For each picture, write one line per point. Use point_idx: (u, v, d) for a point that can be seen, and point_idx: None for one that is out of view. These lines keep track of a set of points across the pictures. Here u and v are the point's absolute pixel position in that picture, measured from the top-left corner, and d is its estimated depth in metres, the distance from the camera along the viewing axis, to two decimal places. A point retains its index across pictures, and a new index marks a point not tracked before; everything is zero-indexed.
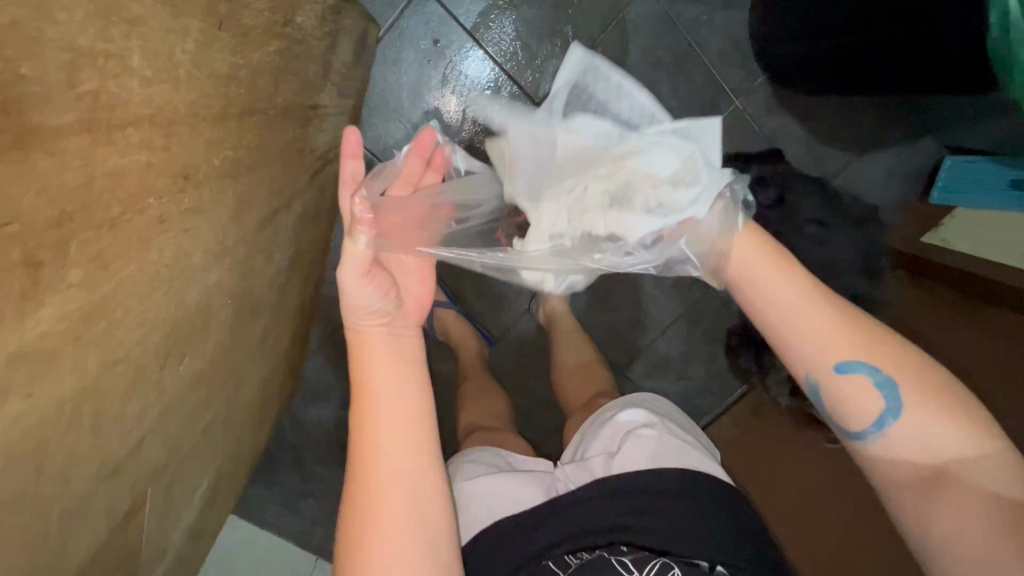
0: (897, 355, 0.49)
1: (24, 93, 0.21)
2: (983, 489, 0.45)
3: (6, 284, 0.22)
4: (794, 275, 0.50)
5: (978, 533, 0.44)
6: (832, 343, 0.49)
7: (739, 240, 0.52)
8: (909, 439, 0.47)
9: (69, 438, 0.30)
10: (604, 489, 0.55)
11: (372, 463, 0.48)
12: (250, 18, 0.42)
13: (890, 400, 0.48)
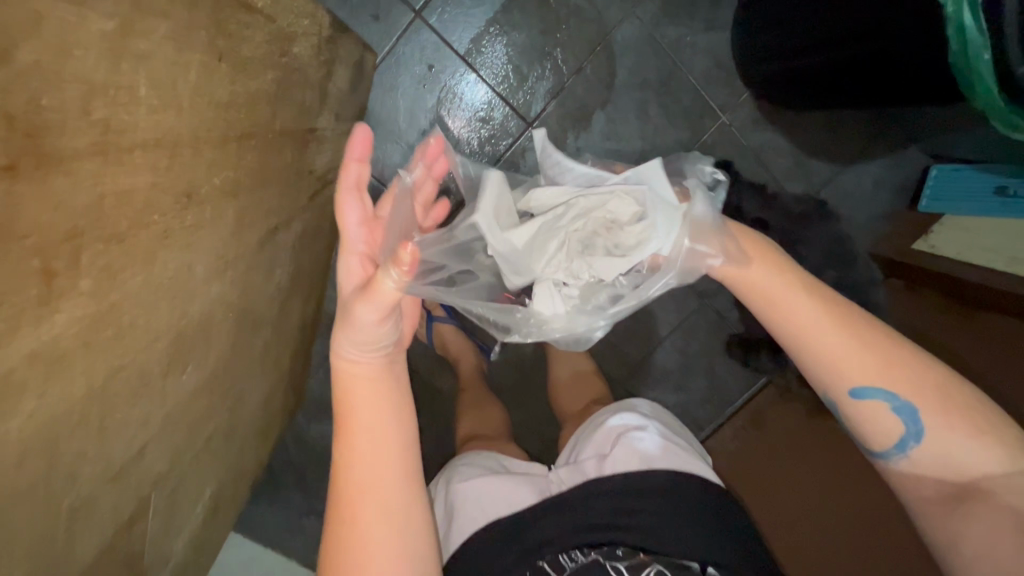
0: (925, 380, 0.50)
1: (45, 121, 0.24)
2: (1010, 505, 0.48)
3: (25, 290, 0.25)
4: (818, 300, 0.52)
5: (1010, 549, 0.47)
6: (859, 370, 0.50)
7: (765, 270, 0.53)
8: (932, 460, 0.50)
9: (80, 437, 0.32)
10: (601, 491, 0.56)
11: (362, 492, 0.49)
12: (249, 50, 0.46)
13: (912, 425, 0.50)
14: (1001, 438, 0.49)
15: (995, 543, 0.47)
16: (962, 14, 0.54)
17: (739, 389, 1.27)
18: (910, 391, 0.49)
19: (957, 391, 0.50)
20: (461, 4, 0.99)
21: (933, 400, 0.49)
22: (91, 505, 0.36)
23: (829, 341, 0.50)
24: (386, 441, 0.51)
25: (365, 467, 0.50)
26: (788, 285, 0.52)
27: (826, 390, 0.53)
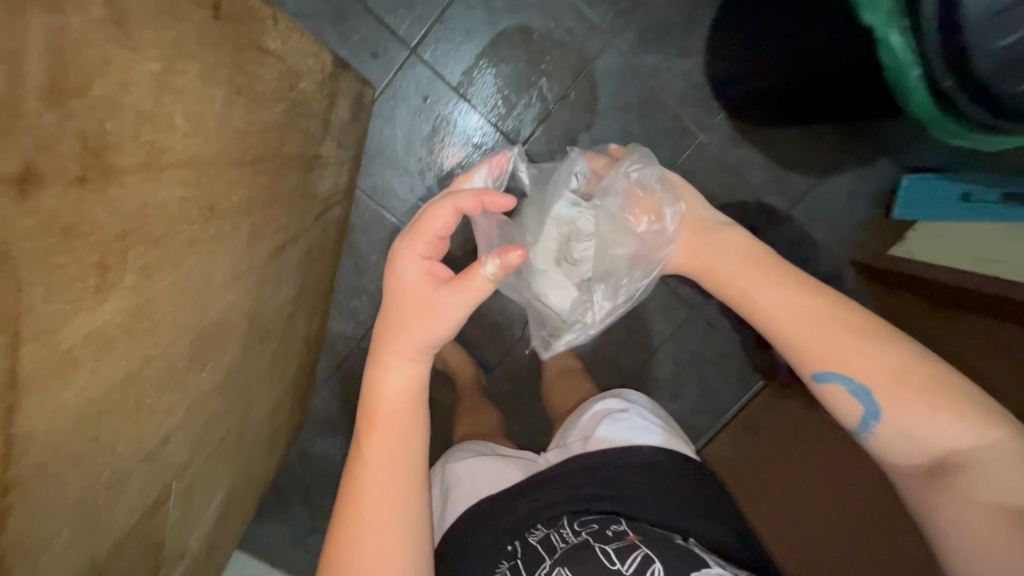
0: (889, 357, 0.52)
1: (108, 143, 0.30)
2: (985, 480, 0.49)
3: (86, 280, 0.30)
4: (791, 289, 0.57)
5: (983, 522, 0.48)
6: (821, 354, 0.54)
7: (738, 273, 0.61)
8: (899, 436, 0.52)
9: (118, 415, 0.37)
10: (582, 468, 0.60)
11: (380, 499, 0.48)
12: (261, 85, 0.52)
13: (870, 405, 0.53)
14: (971, 416, 0.49)
15: (963, 514, 0.49)
16: (891, 37, 0.61)
17: (733, 395, 1.30)
18: (867, 375, 0.52)
19: (918, 369, 0.51)
20: (452, 40, 1.07)
21: (887, 381, 0.52)
22: (124, 481, 0.41)
23: (786, 325, 0.56)
24: (405, 459, 0.49)
25: (380, 480, 0.48)
26: (769, 281, 0.58)
27: (797, 369, 0.57)
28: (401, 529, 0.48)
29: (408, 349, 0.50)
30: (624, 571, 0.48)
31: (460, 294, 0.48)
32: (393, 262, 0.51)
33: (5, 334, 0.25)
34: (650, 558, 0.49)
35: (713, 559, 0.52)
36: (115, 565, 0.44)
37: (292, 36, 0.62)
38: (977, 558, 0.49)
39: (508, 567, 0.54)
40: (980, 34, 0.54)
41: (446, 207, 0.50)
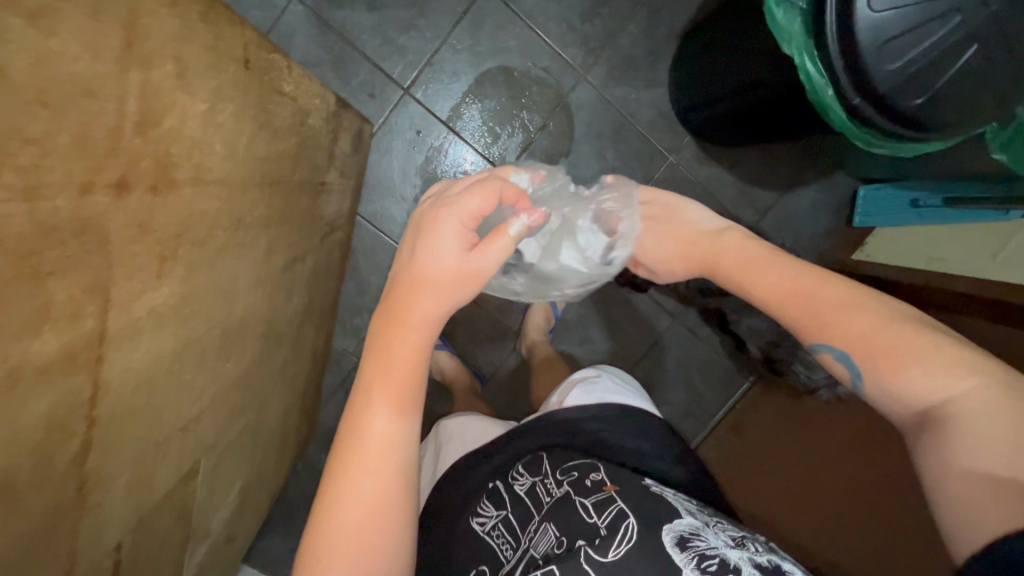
0: (870, 323, 0.57)
1: (173, 162, 0.40)
2: (960, 432, 0.48)
3: (152, 266, 0.40)
4: (777, 272, 0.66)
5: (955, 474, 0.47)
6: (808, 325, 0.61)
7: (738, 256, 0.72)
8: (881, 394, 0.55)
9: (166, 384, 0.46)
10: (555, 420, 0.74)
11: (388, 441, 0.52)
12: (278, 121, 0.63)
13: (850, 368, 0.58)
14: (935, 365, 0.51)
15: (940, 467, 0.48)
16: (805, 63, 0.71)
17: (718, 401, 1.36)
18: (842, 341, 0.58)
19: (896, 331, 0.55)
20: (441, 81, 1.20)
21: (861, 343, 0.57)
22: (166, 445, 0.49)
23: (773, 304, 0.65)
24: (409, 409, 0.53)
25: (388, 433, 0.52)
26: (766, 262, 0.68)
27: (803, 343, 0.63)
28: (398, 480, 0.52)
29: (430, 313, 0.54)
30: (599, 522, 0.56)
31: (492, 261, 0.54)
32: (436, 225, 0.54)
33: (99, 299, 0.34)
34: (624, 511, 0.56)
35: (682, 508, 0.60)
36: (156, 522, 0.51)
37: (302, 81, 0.74)
38: (953, 511, 0.47)
39: (502, 517, 0.64)
40: (872, 59, 0.65)
41: (493, 191, 0.55)
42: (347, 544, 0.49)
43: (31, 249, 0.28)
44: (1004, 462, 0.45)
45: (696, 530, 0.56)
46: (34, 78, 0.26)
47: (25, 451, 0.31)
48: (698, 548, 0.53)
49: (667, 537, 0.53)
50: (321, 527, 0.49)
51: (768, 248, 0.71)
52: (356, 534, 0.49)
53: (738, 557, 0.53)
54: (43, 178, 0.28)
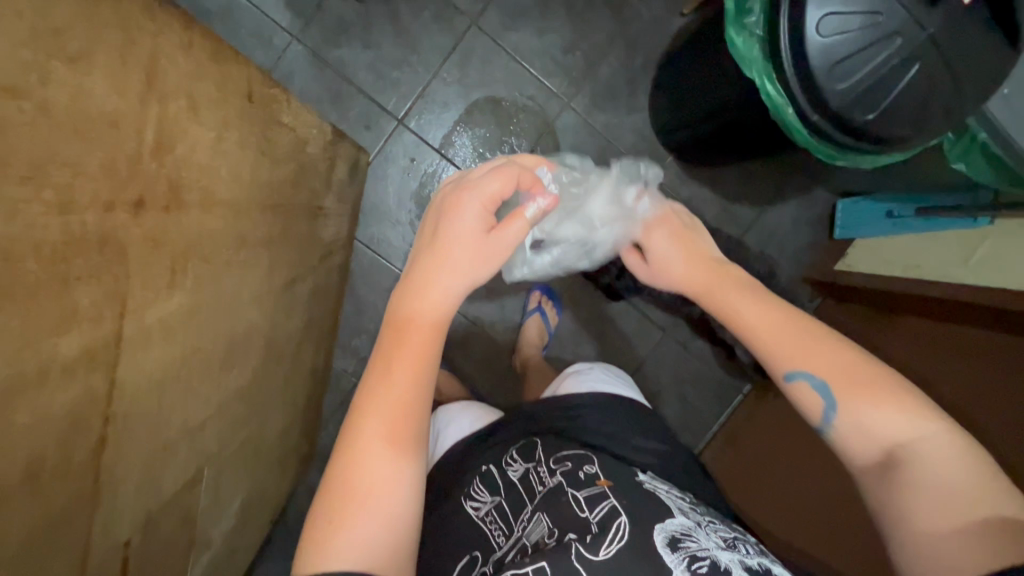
0: (844, 361, 0.55)
1: (184, 185, 0.45)
2: (930, 472, 0.49)
3: (163, 277, 0.44)
4: (767, 302, 0.60)
5: (923, 510, 0.48)
6: (793, 353, 0.56)
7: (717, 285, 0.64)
8: (853, 429, 0.53)
9: (173, 389, 0.50)
10: (556, 407, 0.78)
11: (392, 422, 0.52)
12: (278, 150, 0.68)
13: (827, 399, 0.54)
14: (913, 407, 0.51)
15: (909, 504, 0.49)
16: (767, 85, 0.77)
17: (713, 413, 1.38)
18: (827, 371, 0.54)
19: (869, 370, 0.54)
20: (433, 111, 1.26)
21: (839, 374, 0.54)
22: (174, 448, 0.53)
23: (763, 329, 0.58)
24: (410, 390, 0.53)
25: (402, 405, 0.53)
26: (746, 290, 0.62)
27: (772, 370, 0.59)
28: (409, 449, 0.53)
29: (447, 290, 0.56)
30: (591, 518, 0.56)
31: (507, 239, 0.57)
32: (456, 208, 0.57)
33: (117, 305, 0.38)
34: (616, 509, 0.56)
35: (674, 506, 0.61)
36: (162, 524, 0.54)
37: (300, 114, 0.80)
38: (917, 547, 0.48)
39: (497, 504, 0.67)
40: (826, 80, 0.71)
41: (511, 175, 0.58)
42: (357, 510, 0.49)
43: (61, 257, 0.32)
44: (963, 500, 0.47)
45: (688, 530, 0.56)
46: (71, 112, 0.31)
47: (51, 441, 0.35)
48: (689, 549, 0.53)
49: (659, 537, 0.53)
50: (328, 505, 0.50)
51: (741, 277, 0.65)
52: (367, 500, 0.50)
53: (730, 558, 0.53)
54: (75, 196, 0.32)
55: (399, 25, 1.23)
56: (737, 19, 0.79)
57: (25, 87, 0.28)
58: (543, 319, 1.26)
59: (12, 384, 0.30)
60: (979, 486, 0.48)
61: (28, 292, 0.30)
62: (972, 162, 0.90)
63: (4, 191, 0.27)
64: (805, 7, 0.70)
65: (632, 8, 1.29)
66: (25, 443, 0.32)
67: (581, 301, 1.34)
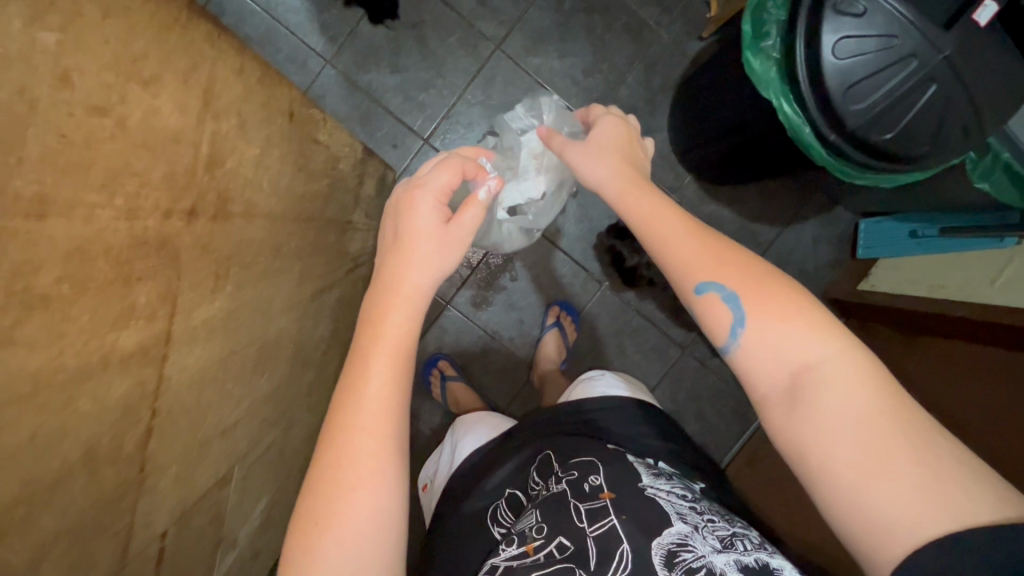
0: (751, 276, 0.51)
1: (230, 196, 0.48)
2: (840, 397, 0.45)
3: (208, 279, 0.47)
4: (694, 230, 0.55)
5: (846, 453, 0.44)
6: (701, 266, 0.52)
7: (638, 206, 0.57)
8: (760, 347, 0.50)
9: (212, 388, 0.53)
10: (569, 410, 0.80)
11: (366, 421, 0.50)
12: (314, 167, 0.73)
13: (735, 311, 0.50)
14: (816, 320, 0.49)
15: (829, 438, 0.45)
16: (783, 105, 0.79)
17: (733, 433, 1.36)
18: (735, 281, 0.51)
19: (777, 283, 0.51)
20: (457, 131, 1.31)
21: (751, 287, 0.51)
22: (209, 445, 0.55)
23: (674, 241, 0.54)
24: (389, 389, 0.51)
25: (384, 393, 0.51)
26: (659, 205, 0.57)
27: (677, 289, 0.55)
28: (396, 438, 0.51)
29: (420, 277, 0.56)
30: (589, 531, 0.56)
31: (468, 219, 0.60)
32: (413, 202, 0.59)
33: (169, 306, 0.41)
34: (617, 532, 0.54)
35: (672, 510, 0.58)
36: (195, 517, 0.57)
37: (334, 132, 0.84)
38: (840, 499, 0.44)
39: None
40: (843, 101, 0.73)
41: (454, 167, 0.60)
42: (345, 502, 0.48)
43: (127, 258, 0.35)
44: (879, 436, 0.43)
45: (684, 539, 0.54)
46: (142, 127, 0.35)
47: (106, 430, 0.37)
48: (685, 562, 0.51)
49: (656, 556, 0.52)
50: (310, 499, 0.49)
51: (637, 183, 0.60)
52: (354, 489, 0.48)
53: (726, 562, 0.52)
54: (141, 203, 0.36)
55: (426, 50, 1.29)
56: (754, 43, 0.81)
57: (110, 105, 0.32)
58: (561, 333, 1.27)
59: (79, 372, 0.33)
60: (890, 420, 0.44)
61: (98, 288, 0.33)
62: (995, 180, 0.89)
63: (84, 197, 0.30)
64: (820, 32, 0.72)
65: (651, 33, 1.33)
66: (83, 429, 0.35)
67: (599, 317, 1.35)
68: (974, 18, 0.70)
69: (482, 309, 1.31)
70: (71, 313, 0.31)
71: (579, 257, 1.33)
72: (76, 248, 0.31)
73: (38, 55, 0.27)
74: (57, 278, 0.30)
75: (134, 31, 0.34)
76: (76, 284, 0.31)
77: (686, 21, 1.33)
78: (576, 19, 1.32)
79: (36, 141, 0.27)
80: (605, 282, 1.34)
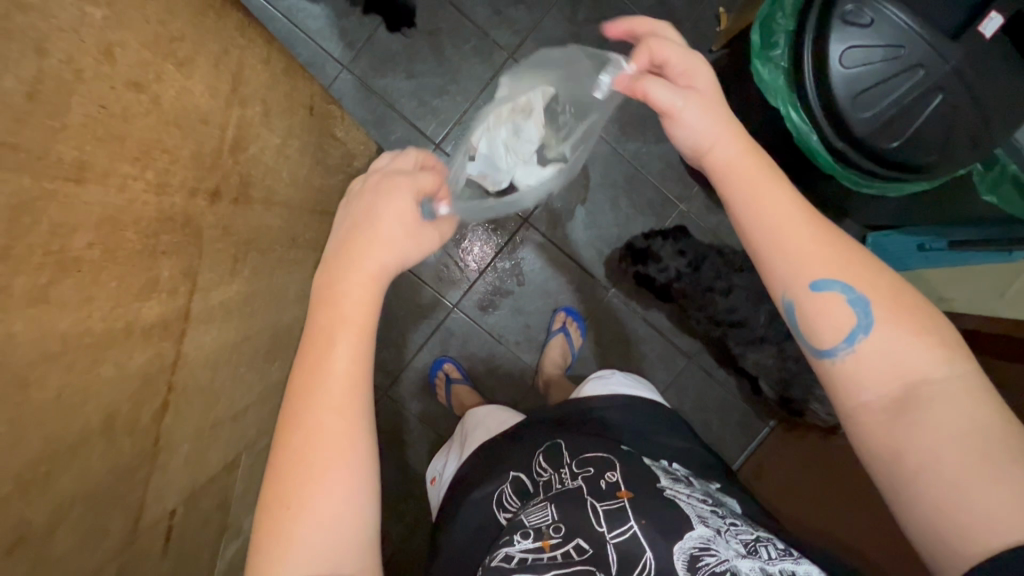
0: (878, 279, 0.45)
1: (250, 182, 0.50)
2: (959, 412, 0.40)
3: (226, 260, 0.48)
4: (816, 221, 0.47)
5: (954, 466, 0.39)
6: (817, 258, 0.46)
7: (750, 177, 0.49)
8: (879, 354, 0.43)
9: (226, 371, 0.54)
10: (575, 411, 0.80)
11: (325, 409, 0.45)
12: (330, 162, 0.74)
13: (862, 315, 0.44)
14: (944, 339, 0.44)
15: (937, 449, 0.40)
16: (790, 113, 0.80)
17: (739, 445, 1.35)
18: (866, 285, 0.45)
19: (909, 295, 0.45)
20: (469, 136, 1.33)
21: (883, 294, 0.45)
22: (220, 428, 0.56)
23: (793, 228, 0.46)
24: (355, 375, 0.47)
25: (348, 376, 0.46)
26: (774, 180, 0.49)
27: (772, 281, 0.48)
28: (361, 413, 0.47)
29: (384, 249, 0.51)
30: (607, 535, 0.54)
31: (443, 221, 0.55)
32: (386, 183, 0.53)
33: (189, 283, 0.43)
34: (638, 537, 0.53)
35: (693, 513, 0.57)
36: (204, 499, 0.57)
37: (352, 131, 0.86)
38: (931, 507, 0.39)
39: None
40: (851, 109, 0.74)
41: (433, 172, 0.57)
42: (309, 483, 0.44)
43: (154, 232, 0.37)
44: (992, 453, 0.38)
45: (707, 544, 0.52)
46: (174, 107, 0.37)
47: (125, 399, 0.38)
48: (708, 566, 0.50)
49: (678, 560, 0.50)
50: (284, 478, 0.44)
51: (748, 150, 0.50)
52: (325, 471, 0.44)
53: (750, 568, 0.50)
54: (169, 178, 0.37)
55: (441, 57, 1.32)
56: (762, 53, 0.83)
57: (145, 82, 0.34)
58: (567, 339, 1.28)
59: (105, 335, 0.34)
60: (995, 440, 0.39)
61: (126, 258, 0.34)
62: (1003, 195, 0.90)
63: (119, 167, 0.32)
64: (828, 42, 0.74)
65: None
66: (106, 393, 0.36)
67: (606, 324, 1.35)
68: (980, 29, 0.71)
69: (489, 312, 1.32)
70: (100, 279, 0.32)
71: (587, 264, 1.34)
72: (109, 216, 0.32)
73: (85, 27, 0.29)
74: (90, 243, 0.31)
75: (167, 16, 0.37)
76: (106, 251, 0.32)
77: (695, 34, 1.35)
78: (589, 29, 1.34)
79: (79, 110, 0.29)
80: (613, 288, 1.35)
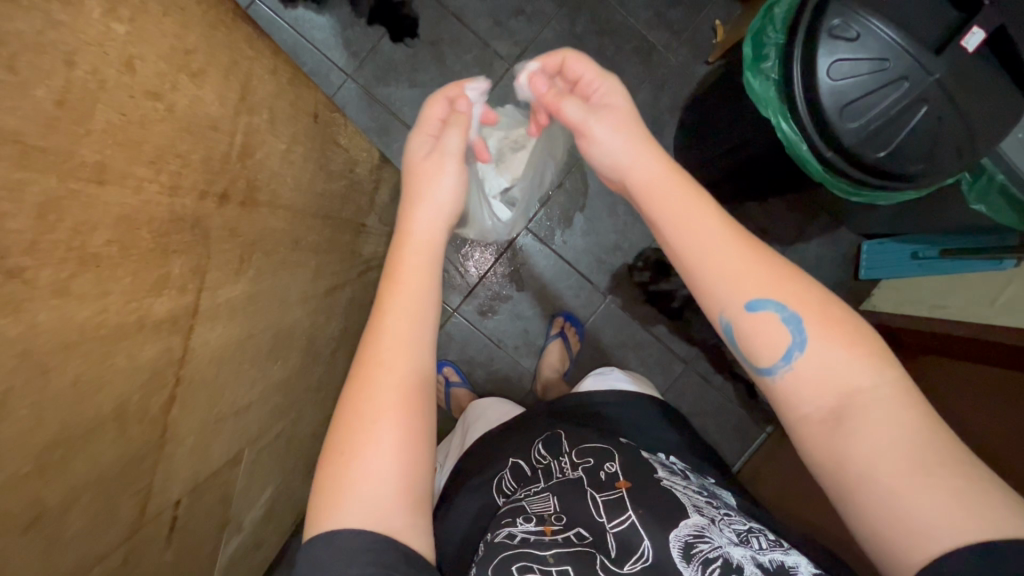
0: (805, 293, 0.47)
1: (256, 185, 0.53)
2: (887, 422, 0.42)
3: (232, 258, 0.50)
4: (741, 241, 0.49)
5: (887, 471, 0.40)
6: (745, 281, 0.48)
7: (673, 196, 0.52)
8: (814, 369, 0.45)
9: (231, 367, 0.56)
10: (579, 403, 0.82)
11: (386, 347, 0.50)
12: (333, 167, 0.77)
13: (795, 334, 0.46)
14: (871, 350, 0.45)
15: (874, 457, 0.41)
16: (779, 122, 0.83)
17: (734, 450, 1.36)
18: (796, 301, 0.47)
19: (836, 306, 0.47)
20: None
21: (813, 309, 0.46)
22: (224, 422, 0.58)
23: (719, 249, 0.48)
24: (413, 322, 0.52)
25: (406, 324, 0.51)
26: (697, 200, 0.51)
27: (708, 302, 0.50)
28: (416, 357, 0.51)
29: (428, 222, 0.57)
30: (606, 525, 0.56)
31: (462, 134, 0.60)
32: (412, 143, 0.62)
33: (198, 280, 0.45)
34: (636, 525, 0.54)
35: (688, 503, 0.59)
36: (207, 492, 0.59)
37: (354, 138, 0.89)
38: (875, 515, 0.41)
39: None
40: (839, 119, 0.76)
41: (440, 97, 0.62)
42: (370, 420, 0.47)
43: (166, 232, 0.39)
44: (921, 458, 0.40)
45: (701, 531, 0.53)
46: (187, 114, 0.40)
47: (136, 389, 0.40)
48: (702, 553, 0.51)
49: (674, 548, 0.51)
50: (344, 424, 0.47)
51: (666, 169, 0.54)
52: (381, 410, 0.47)
53: (742, 555, 0.51)
54: (181, 181, 0.40)
55: (443, 67, 1.35)
56: (754, 65, 0.86)
57: (161, 91, 0.37)
58: (565, 343, 1.29)
59: (119, 328, 0.36)
60: (923, 445, 0.41)
61: (140, 254, 0.37)
62: (992, 203, 0.91)
63: (135, 170, 0.34)
64: (815, 56, 0.76)
65: (659, 55, 1.38)
66: (118, 382, 0.38)
67: (604, 329, 1.36)
68: (963, 43, 0.73)
69: (488, 317, 1.34)
70: (116, 274, 0.35)
71: (585, 270, 1.36)
72: (125, 215, 0.34)
73: (108, 41, 0.32)
74: (107, 240, 0.33)
75: (182, 30, 0.40)
76: (123, 247, 0.35)
77: (692, 45, 1.38)
78: (587, 40, 1.37)
79: (101, 117, 0.31)
80: (611, 294, 1.37)
